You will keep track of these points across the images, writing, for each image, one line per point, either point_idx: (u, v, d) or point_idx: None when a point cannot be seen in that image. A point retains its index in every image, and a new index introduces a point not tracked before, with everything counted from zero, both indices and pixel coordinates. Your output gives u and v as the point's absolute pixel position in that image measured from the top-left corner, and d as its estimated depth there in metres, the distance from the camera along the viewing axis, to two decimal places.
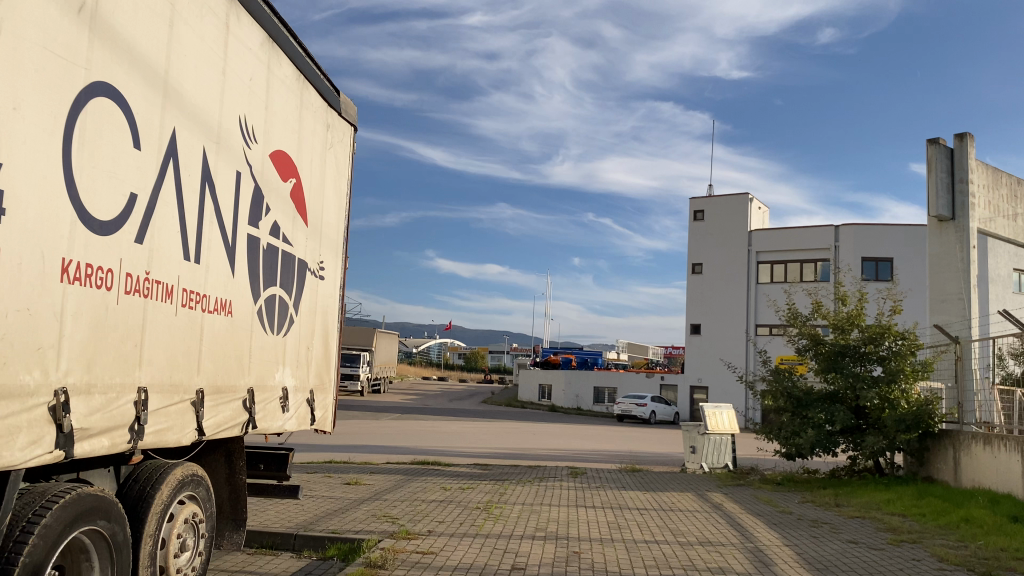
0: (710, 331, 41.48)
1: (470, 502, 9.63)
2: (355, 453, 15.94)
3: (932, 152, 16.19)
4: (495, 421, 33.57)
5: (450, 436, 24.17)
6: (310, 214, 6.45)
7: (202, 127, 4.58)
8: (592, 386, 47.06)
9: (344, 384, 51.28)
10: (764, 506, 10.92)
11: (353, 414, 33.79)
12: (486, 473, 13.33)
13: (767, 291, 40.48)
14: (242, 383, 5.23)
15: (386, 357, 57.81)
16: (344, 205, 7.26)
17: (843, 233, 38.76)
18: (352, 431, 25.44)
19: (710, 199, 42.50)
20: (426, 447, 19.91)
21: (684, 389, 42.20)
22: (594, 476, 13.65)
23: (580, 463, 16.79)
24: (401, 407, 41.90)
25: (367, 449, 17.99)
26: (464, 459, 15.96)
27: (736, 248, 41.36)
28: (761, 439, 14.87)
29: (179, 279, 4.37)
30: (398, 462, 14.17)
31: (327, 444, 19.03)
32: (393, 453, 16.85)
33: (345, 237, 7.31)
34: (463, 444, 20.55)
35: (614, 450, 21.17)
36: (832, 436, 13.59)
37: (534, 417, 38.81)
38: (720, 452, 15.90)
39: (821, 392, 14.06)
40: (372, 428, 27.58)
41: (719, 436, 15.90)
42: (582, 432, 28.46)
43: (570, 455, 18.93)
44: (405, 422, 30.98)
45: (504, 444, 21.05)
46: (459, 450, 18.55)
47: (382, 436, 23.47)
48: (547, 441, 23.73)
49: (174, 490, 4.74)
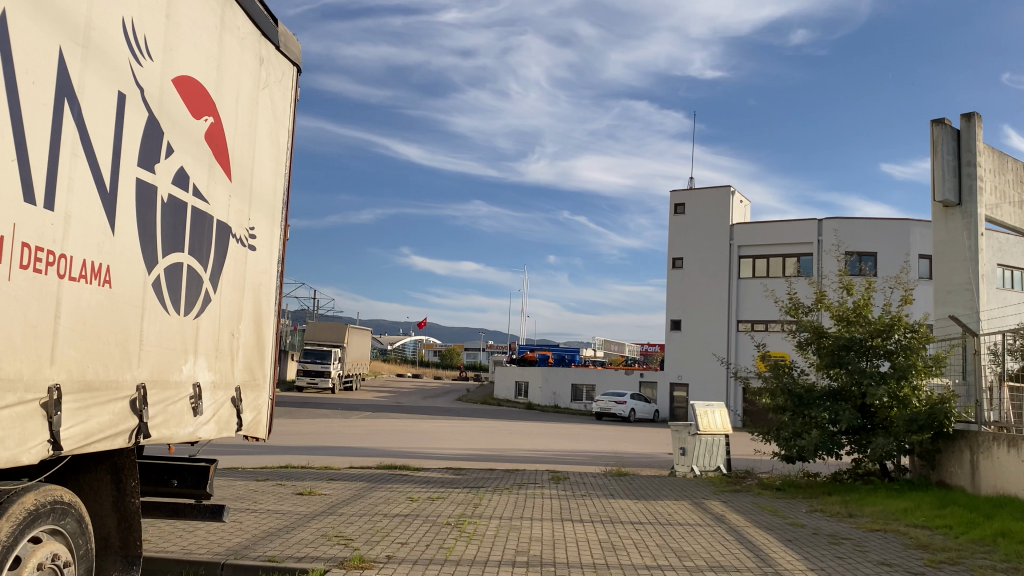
0: (691, 327, 40.52)
1: (438, 517, 8.34)
2: (318, 456, 14.67)
3: (938, 132, 15.12)
4: (469, 419, 32.30)
5: (423, 436, 22.85)
6: (235, 166, 5.14)
7: (55, 17, 3.26)
8: (570, 383, 45.93)
9: (314, 382, 49.77)
10: (773, 517, 9.73)
11: (321, 413, 32.43)
12: (460, 480, 12.10)
13: (749, 286, 39.57)
14: (128, 378, 3.93)
15: (358, 353, 56.33)
16: (284, 161, 5.97)
17: (826, 227, 37.90)
18: (319, 430, 24.09)
19: (690, 191, 41.54)
20: (396, 448, 18.60)
21: (663, 386, 41.19)
22: (578, 481, 12.48)
23: (561, 466, 15.62)
24: (372, 405, 40.54)
25: (331, 452, 16.68)
26: (437, 463, 14.72)
27: (717, 242, 40.43)
28: (757, 439, 13.75)
29: (15, 229, 3.06)
30: (363, 467, 12.90)
31: (289, 446, 17.68)
32: (359, 456, 15.57)
33: (284, 201, 6.00)
34: (436, 446, 19.29)
35: (596, 451, 19.96)
36: (835, 437, 12.49)
37: (511, 416, 37.63)
38: (712, 454, 14.75)
39: (824, 389, 12.96)
40: (341, 427, 26.19)
41: (711, 438, 14.77)
42: (561, 431, 27.26)
43: (550, 457, 17.72)
44: (376, 422, 29.67)
45: (480, 445, 19.79)
46: (431, 453, 17.28)
47: (351, 436, 22.11)
48: (525, 441, 22.50)
49: (23, 525, 3.42)
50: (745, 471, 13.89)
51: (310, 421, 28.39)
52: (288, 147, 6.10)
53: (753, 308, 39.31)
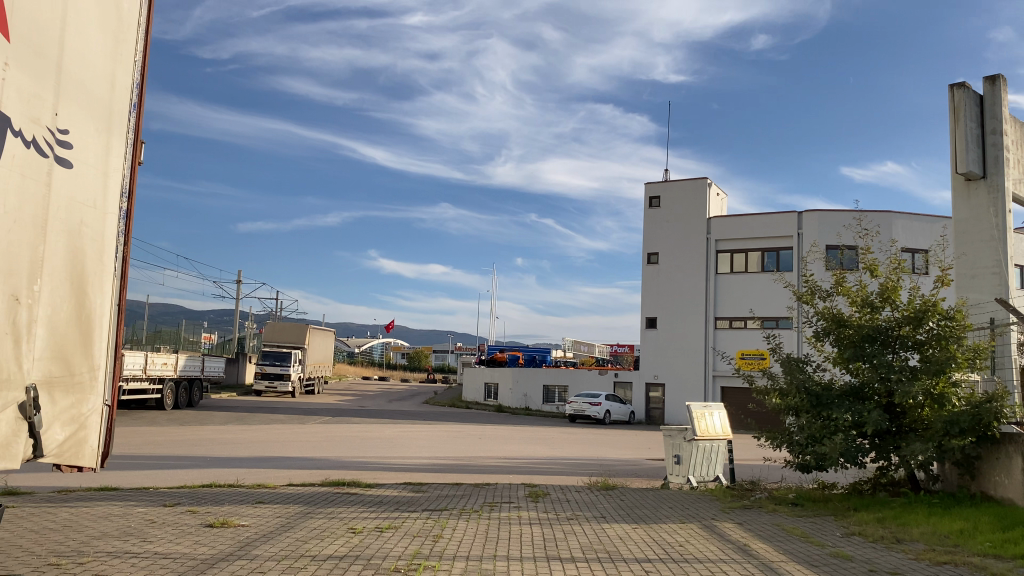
0: (666, 325, 38.83)
1: (385, 558, 6.28)
2: (255, 469, 12.58)
3: (959, 97, 13.37)
4: (435, 424, 30.24)
5: (385, 444, 20.76)
6: (22, 31, 3.33)
7: None
8: (541, 385, 43.98)
9: (272, 386, 47.28)
10: (809, 546, 7.73)
11: (275, 418, 30.14)
12: (419, 499, 10.05)
13: (727, 281, 37.96)
14: None
15: (320, 355, 53.93)
16: (132, 63, 4.18)
17: (806, 219, 36.32)
18: (268, 438, 21.88)
19: (666, 183, 39.97)
20: (351, 458, 16.53)
21: (639, 386, 39.46)
22: (561, 498, 10.51)
23: (537, 478, 13.62)
24: (332, 409, 38.30)
25: (273, 465, 14.51)
26: (395, 477, 12.66)
27: (694, 236, 38.77)
28: (765, 444, 11.96)
29: None
30: (305, 484, 10.81)
31: (227, 458, 15.48)
32: (306, 469, 13.46)
33: (134, 121, 4.23)
34: (396, 455, 17.20)
35: (575, 459, 17.98)
36: (859, 442, 10.70)
37: (479, 419, 35.60)
38: (710, 462, 12.93)
39: (844, 386, 11.20)
40: (295, 435, 24.03)
41: (708, 444, 12.91)
42: (533, 436, 25.28)
43: (523, 466, 15.73)
44: (335, 427, 27.49)
45: (444, 454, 17.76)
46: (390, 464, 15.18)
47: (304, 445, 19.98)
48: (495, 448, 20.51)
49: None
50: (749, 481, 12.06)
51: (261, 428, 26.11)
52: (140, 49, 4.33)
53: (731, 304, 37.66)
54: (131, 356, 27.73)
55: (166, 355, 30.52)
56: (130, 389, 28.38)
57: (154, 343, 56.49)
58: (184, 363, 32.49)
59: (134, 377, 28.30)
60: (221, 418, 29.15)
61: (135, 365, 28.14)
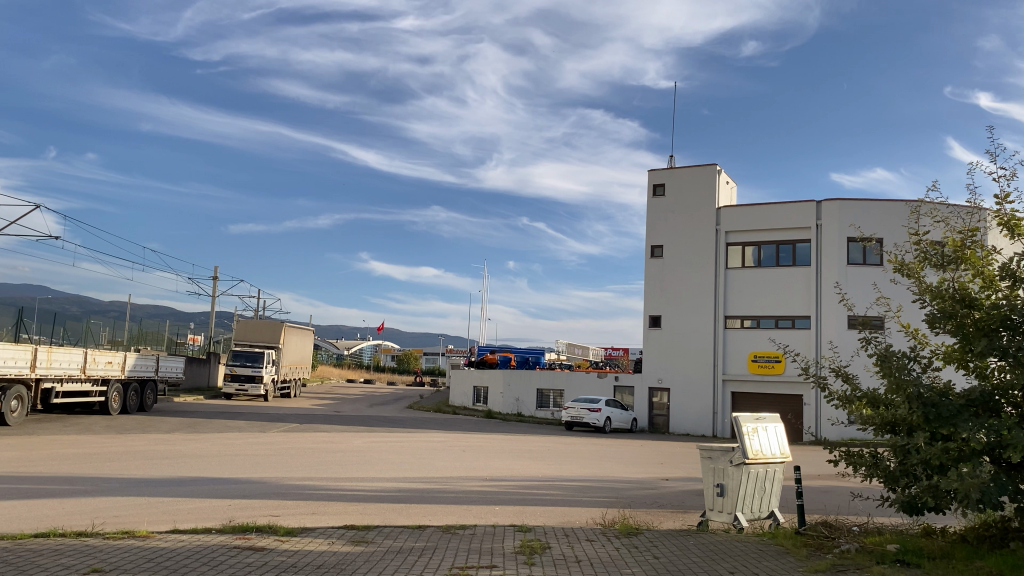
0: (672, 324, 35.61)
1: None
2: (147, 507, 9.23)
3: None
4: (413, 433, 26.82)
5: (348, 458, 17.39)
6: None
7: None
8: (534, 388, 40.55)
9: (243, 389, 43.86)
10: None
11: (234, 425, 26.66)
12: (352, 566, 6.64)
13: (738, 276, 34.71)
14: None
15: (298, 356, 50.49)
16: None
17: (826, 209, 33.14)
18: (210, 450, 18.45)
19: (671, 170, 36.78)
20: (296, 480, 13.14)
21: (641, 391, 36.17)
22: (567, 558, 7.14)
23: (531, 513, 10.30)
24: (304, 414, 34.91)
25: (184, 494, 11.15)
26: (338, 517, 9.32)
27: (702, 228, 35.53)
28: (854, 474, 8.71)
29: None
30: (196, 532, 7.50)
31: (131, 482, 12.13)
32: (222, 501, 10.13)
33: None
34: (354, 476, 13.82)
35: (576, 480, 14.60)
36: (998, 475, 7.34)
37: (466, 426, 32.29)
38: (762, 493, 9.76)
39: (970, 395, 7.86)
40: (247, 445, 20.60)
41: (761, 470, 9.71)
42: (524, 447, 21.93)
43: (513, 492, 12.44)
44: (298, 436, 24.03)
45: (414, 473, 14.39)
46: (340, 490, 11.81)
47: (249, 460, 16.58)
48: (479, 463, 17.14)
49: None
50: (797, 485, 9.02)
51: (212, 436, 22.71)
52: None
53: (743, 302, 34.41)
54: (66, 353, 24.26)
55: (112, 353, 27.02)
56: (66, 391, 24.84)
57: (135, 345, 52.75)
58: (135, 363, 29.00)
59: (70, 378, 24.82)
60: (171, 424, 25.72)
61: (72, 364, 24.65)
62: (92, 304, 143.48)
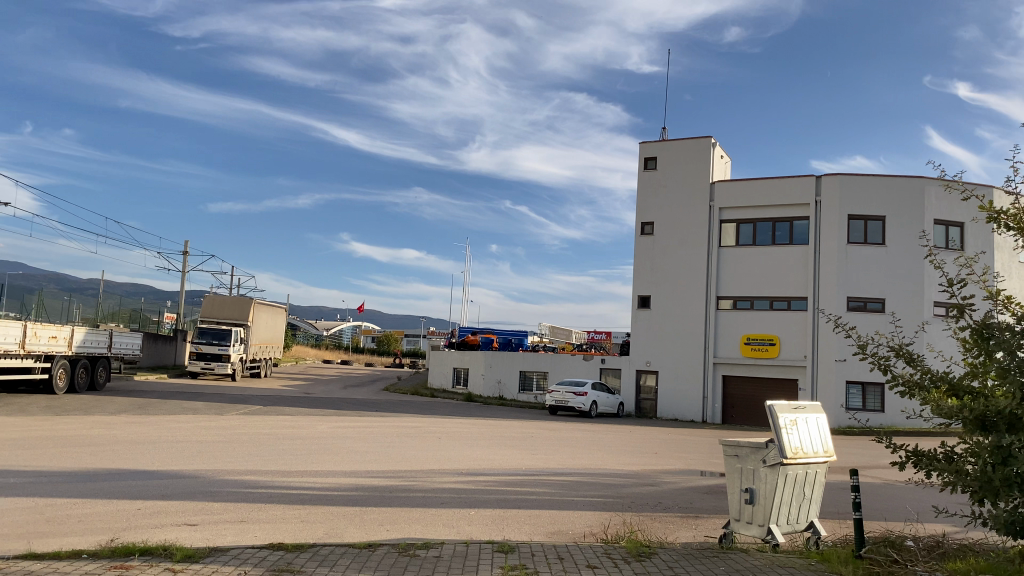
0: (661, 305, 33.78)
1: None
2: (21, 520, 7.24)
3: None
4: (383, 416, 24.82)
5: (305, 446, 15.38)
6: None
7: None
8: (517, 370, 38.63)
9: (209, 367, 41.64)
10: None
11: (189, 406, 24.50)
12: None
13: (732, 255, 32.86)
14: None
15: (269, 334, 48.18)
16: None
17: (826, 184, 31.26)
18: (149, 436, 16.34)
19: (664, 143, 34.80)
20: (235, 474, 11.11)
21: (628, 374, 34.35)
22: None
23: (513, 522, 8.39)
24: (271, 395, 32.81)
25: (86, 493, 9.13)
26: (266, 533, 7.39)
27: (695, 204, 33.60)
28: (935, 483, 6.81)
29: None
30: (59, 560, 5.55)
31: (29, 476, 10.08)
32: (127, 509, 8.12)
33: None
34: (305, 469, 11.85)
35: (565, 475, 12.69)
36: None
37: (442, 409, 30.35)
38: (799, 500, 7.86)
39: None
40: (196, 429, 18.53)
41: (800, 472, 7.81)
42: (505, 433, 20.02)
43: (490, 490, 10.50)
44: (257, 419, 21.95)
45: (376, 467, 12.41)
46: (282, 488, 9.83)
47: (191, 448, 14.52)
48: (455, 453, 15.17)
49: None
50: (852, 485, 6.92)
51: (160, 418, 20.58)
52: None
53: (737, 282, 32.60)
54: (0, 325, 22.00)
55: (55, 328, 24.81)
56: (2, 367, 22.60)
57: (102, 322, 50.18)
58: (85, 338, 26.73)
59: (6, 353, 22.56)
60: (119, 405, 23.53)
61: (9, 338, 22.41)
62: (64, 282, 139.56)
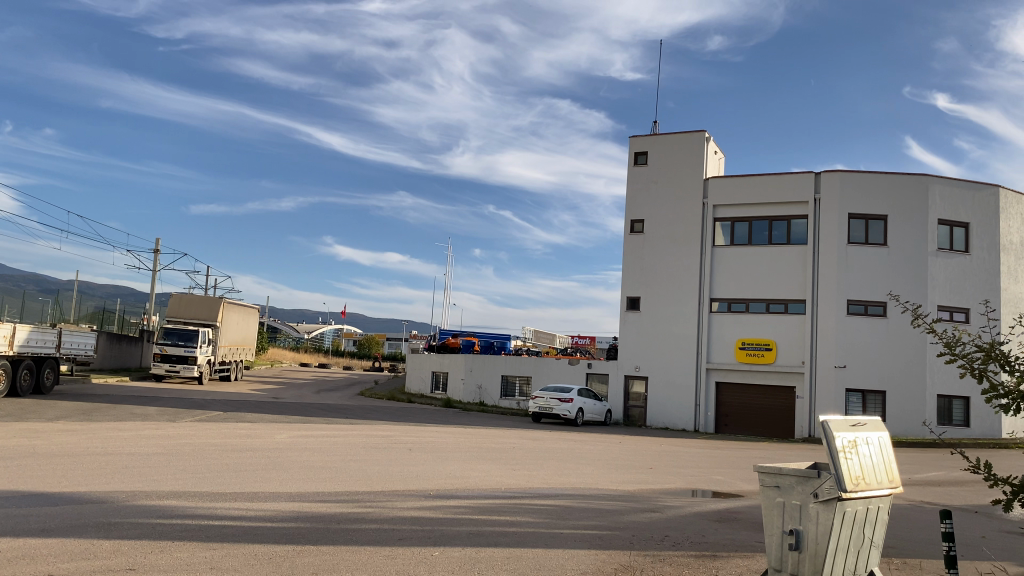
0: (651, 307, 32.06)
1: None
2: None
3: None
4: (352, 424, 22.82)
5: (253, 460, 13.43)
6: None
7: None
8: (499, 375, 36.76)
9: (174, 369, 39.33)
10: None
11: (138, 412, 22.38)
12: None
13: (726, 255, 31.16)
14: None
15: (240, 335, 46.03)
16: None
17: (826, 182, 29.64)
18: (76, 446, 14.29)
19: (655, 137, 33.10)
20: (155, 498, 9.16)
21: (616, 380, 32.59)
22: None
23: (488, 569, 6.53)
24: (235, 400, 30.72)
25: None
26: None
27: (688, 201, 31.92)
28: None
29: None
30: None
31: None
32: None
33: None
34: (244, 491, 9.95)
35: (554, 498, 10.85)
36: None
37: (418, 416, 28.39)
38: (858, 545, 6.07)
39: None
40: (136, 438, 16.49)
41: (861, 507, 6.03)
42: (484, 445, 18.15)
43: (461, 520, 8.63)
44: (211, 426, 19.89)
45: (330, 488, 10.51)
46: (206, 519, 7.92)
47: (117, 462, 12.50)
48: (427, 468, 13.28)
49: None
50: (945, 529, 5.15)
51: (101, 426, 18.50)
52: None
53: (732, 283, 30.93)
54: None
55: None
56: None
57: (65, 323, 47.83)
58: (29, 336, 24.65)
59: None
60: (61, 410, 21.43)
61: None
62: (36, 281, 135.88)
